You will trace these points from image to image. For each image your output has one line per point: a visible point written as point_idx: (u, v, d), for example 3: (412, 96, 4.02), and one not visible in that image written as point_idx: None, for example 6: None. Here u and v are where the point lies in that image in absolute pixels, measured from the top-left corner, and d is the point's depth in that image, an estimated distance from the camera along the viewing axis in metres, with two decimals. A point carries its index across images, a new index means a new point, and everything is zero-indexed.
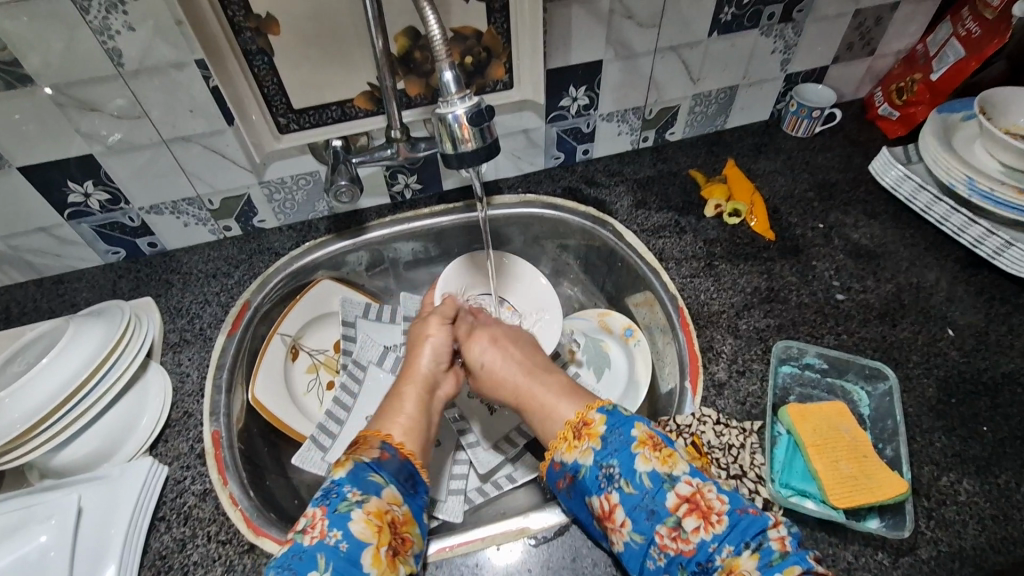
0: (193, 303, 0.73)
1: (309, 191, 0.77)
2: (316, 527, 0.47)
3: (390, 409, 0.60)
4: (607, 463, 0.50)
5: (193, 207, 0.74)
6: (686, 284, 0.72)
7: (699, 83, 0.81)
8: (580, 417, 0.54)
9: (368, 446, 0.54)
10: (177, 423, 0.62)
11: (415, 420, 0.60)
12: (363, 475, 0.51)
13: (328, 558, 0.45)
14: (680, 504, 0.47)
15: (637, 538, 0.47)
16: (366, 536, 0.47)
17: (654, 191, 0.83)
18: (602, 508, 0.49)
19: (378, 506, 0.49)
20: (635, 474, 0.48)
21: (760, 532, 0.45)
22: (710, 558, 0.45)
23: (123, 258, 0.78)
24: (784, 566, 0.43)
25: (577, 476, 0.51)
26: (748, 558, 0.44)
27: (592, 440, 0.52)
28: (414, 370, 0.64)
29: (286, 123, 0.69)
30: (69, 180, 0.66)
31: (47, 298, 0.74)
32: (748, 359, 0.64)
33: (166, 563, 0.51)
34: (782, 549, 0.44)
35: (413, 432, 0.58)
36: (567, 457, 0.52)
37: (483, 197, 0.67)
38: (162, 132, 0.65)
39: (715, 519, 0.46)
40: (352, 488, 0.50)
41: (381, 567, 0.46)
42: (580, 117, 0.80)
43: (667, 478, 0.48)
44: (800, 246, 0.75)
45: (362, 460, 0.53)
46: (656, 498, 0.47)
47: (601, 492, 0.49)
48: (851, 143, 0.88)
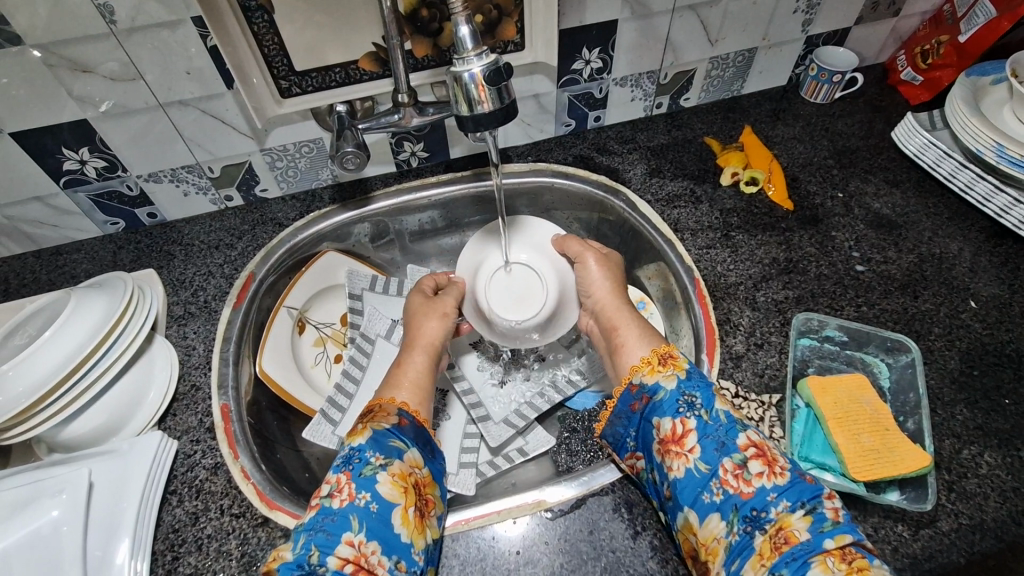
0: (196, 276, 0.71)
1: (313, 158, 0.74)
2: (344, 491, 0.46)
3: (396, 375, 0.61)
4: (690, 391, 0.50)
5: (193, 175, 0.72)
6: (702, 256, 0.70)
7: (717, 45, 0.78)
8: (667, 349, 0.55)
9: (386, 413, 0.53)
10: (185, 397, 0.60)
11: (421, 383, 0.60)
12: (386, 440, 0.50)
13: (360, 519, 0.44)
14: (749, 445, 0.46)
15: (701, 467, 0.46)
16: (394, 497, 0.46)
17: (668, 158, 0.80)
18: (673, 431, 0.49)
19: (403, 469, 0.49)
20: (715, 407, 0.49)
21: (815, 497, 0.43)
22: (764, 508, 0.43)
23: (123, 229, 0.76)
24: (836, 533, 0.40)
25: (654, 397, 0.51)
26: (801, 519, 0.42)
27: (678, 369, 0.52)
28: (417, 336, 0.65)
29: (287, 86, 0.66)
30: (63, 147, 0.63)
31: (46, 270, 0.72)
32: (766, 332, 0.62)
33: (179, 536, 0.51)
34: (835, 518, 0.41)
35: (419, 393, 0.59)
36: (648, 379, 0.53)
37: (497, 164, 0.63)
38: (158, 96, 0.62)
39: (778, 471, 0.45)
40: (376, 453, 0.48)
41: (409, 527, 0.46)
42: (593, 81, 0.77)
43: (742, 423, 0.49)
44: (819, 216, 0.73)
45: (383, 426, 0.51)
46: (729, 433, 0.47)
47: (677, 415, 0.49)
48: (872, 109, 0.85)
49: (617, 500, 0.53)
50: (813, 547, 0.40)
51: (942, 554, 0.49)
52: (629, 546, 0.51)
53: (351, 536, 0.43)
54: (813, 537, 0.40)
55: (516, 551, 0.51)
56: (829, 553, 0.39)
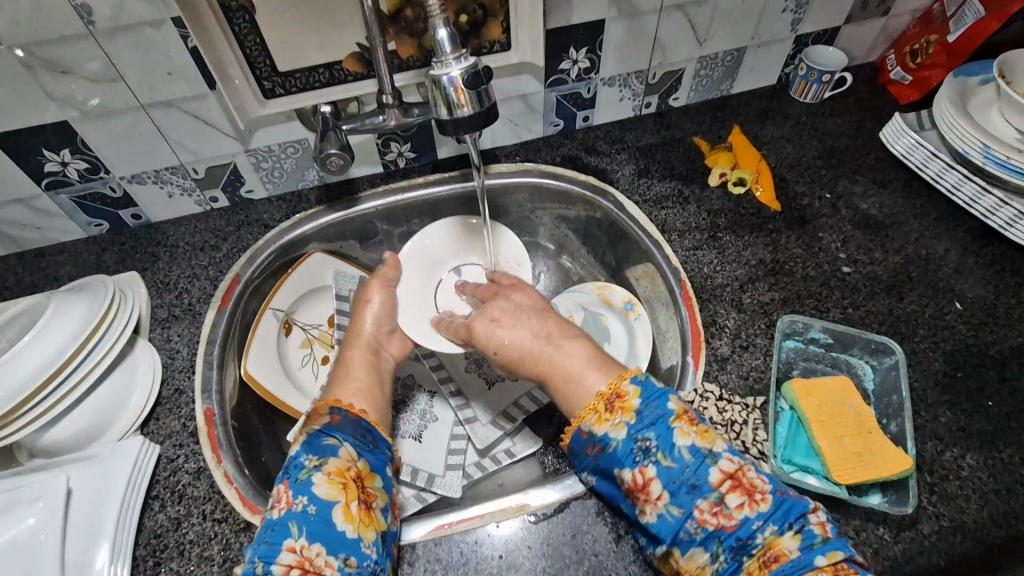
0: (180, 278, 0.71)
1: (298, 159, 0.74)
2: (282, 500, 0.46)
3: (339, 374, 0.61)
4: (643, 435, 0.47)
5: (177, 176, 0.71)
6: (688, 257, 0.70)
7: (705, 44, 0.78)
8: (614, 389, 0.51)
9: (318, 415, 0.54)
10: (168, 401, 0.60)
11: (364, 382, 0.61)
12: (319, 441, 0.50)
13: (300, 524, 0.44)
14: (723, 480, 0.45)
15: (674, 511, 0.45)
16: (332, 496, 0.46)
17: (656, 158, 0.80)
18: (636, 480, 0.47)
19: (338, 464, 0.48)
20: (673, 447, 0.46)
21: (802, 515, 0.44)
22: (750, 535, 0.43)
23: (107, 231, 0.75)
24: (827, 549, 0.41)
25: (607, 448, 0.49)
26: (790, 538, 0.42)
27: (625, 413, 0.49)
28: (357, 335, 0.66)
29: (270, 87, 0.65)
30: (43, 148, 0.63)
31: (29, 273, 0.72)
32: (751, 334, 0.62)
33: (161, 542, 0.51)
34: (825, 533, 0.42)
35: (365, 395, 0.59)
36: (597, 429, 0.49)
37: (480, 167, 0.63)
38: (139, 97, 0.61)
39: (759, 498, 0.44)
40: (308, 456, 0.48)
41: (354, 522, 0.46)
42: (580, 81, 0.76)
43: (709, 453, 0.46)
44: (806, 217, 0.73)
45: (314, 429, 0.52)
46: (697, 473, 0.45)
47: (635, 465, 0.47)
48: (861, 109, 0.85)
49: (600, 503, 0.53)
50: (806, 564, 0.40)
51: (923, 556, 0.49)
52: (611, 550, 0.51)
53: (292, 542, 0.43)
54: (804, 555, 0.41)
55: (499, 555, 0.51)
56: (823, 569, 0.40)
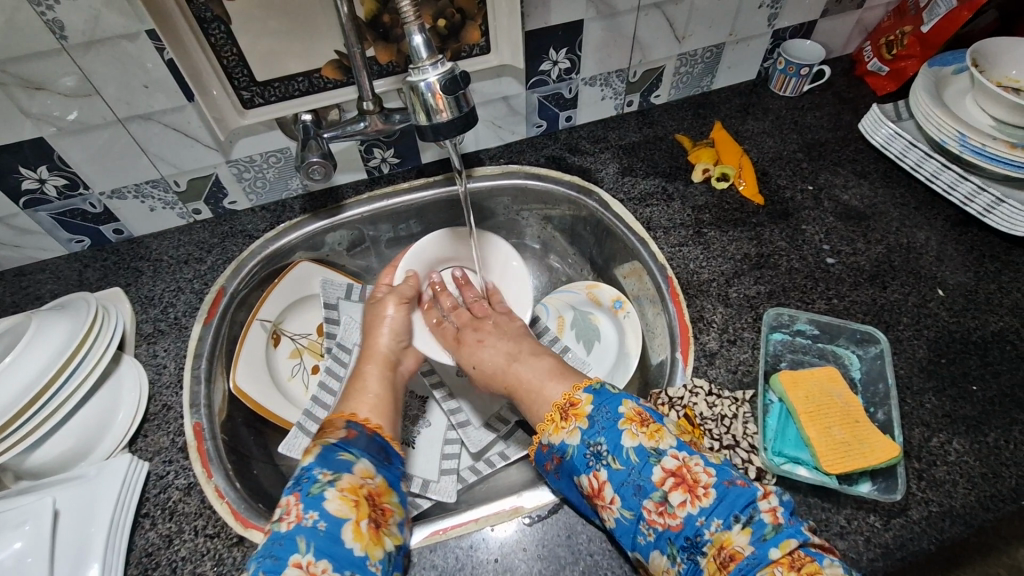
0: (165, 292, 0.70)
1: (281, 169, 0.73)
2: (292, 513, 0.46)
3: (356, 388, 0.62)
4: (595, 440, 0.49)
5: (158, 189, 0.70)
6: (675, 253, 0.70)
7: (684, 42, 0.78)
8: (568, 398, 0.53)
9: (335, 428, 0.54)
10: (156, 417, 0.60)
11: (378, 396, 0.61)
12: (333, 455, 0.50)
13: (308, 539, 0.44)
14: (665, 478, 0.46)
15: (627, 514, 0.46)
16: (343, 513, 0.46)
17: (640, 156, 0.80)
18: (592, 485, 0.48)
19: (351, 481, 0.49)
20: (622, 450, 0.48)
21: (749, 504, 0.43)
22: (698, 532, 0.43)
23: (88, 247, 0.74)
24: (779, 539, 0.41)
25: (564, 456, 0.50)
26: (740, 533, 0.43)
27: (579, 419, 0.51)
28: (372, 351, 0.66)
29: (250, 97, 0.65)
30: (20, 166, 0.62)
31: (10, 292, 0.71)
32: (739, 328, 0.63)
33: (153, 560, 0.50)
34: (774, 521, 0.43)
35: (378, 408, 0.60)
36: (555, 439, 0.51)
37: (462, 170, 0.63)
38: (117, 111, 0.61)
39: (702, 492, 0.45)
40: (322, 469, 0.48)
41: (363, 540, 0.46)
42: (562, 82, 0.76)
43: (654, 452, 0.47)
44: (789, 210, 0.73)
45: (330, 442, 0.52)
46: (642, 473, 0.46)
47: (589, 470, 0.48)
48: (840, 101, 0.86)
49: None
50: (759, 561, 0.41)
51: (913, 542, 0.49)
52: (607, 549, 0.51)
53: (298, 557, 0.43)
54: (755, 550, 0.41)
55: (495, 559, 0.51)
56: (777, 563, 0.41)
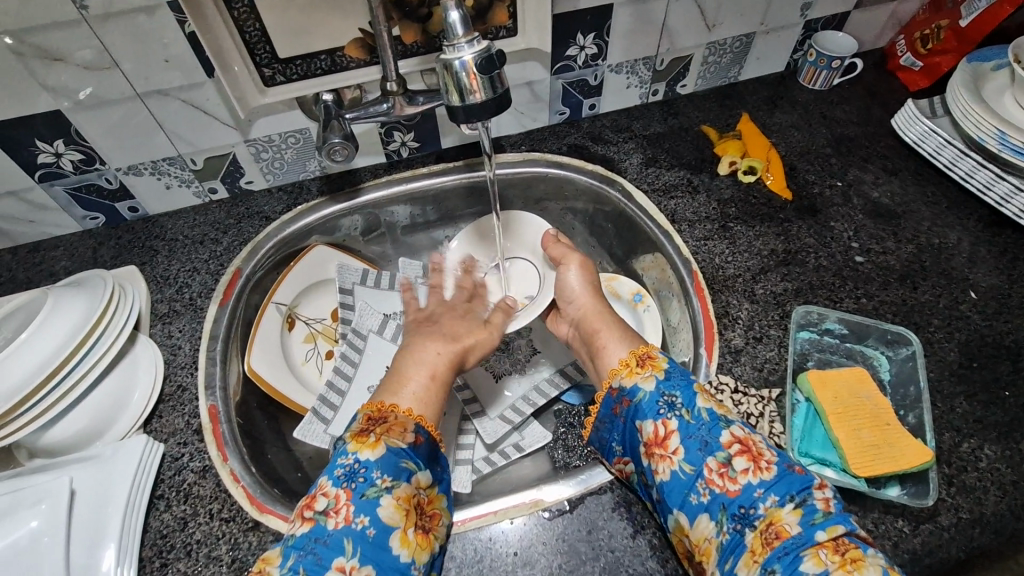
0: (180, 272, 0.69)
1: (299, 149, 0.72)
2: (341, 512, 0.45)
3: (402, 373, 0.58)
4: (670, 392, 0.49)
5: (174, 167, 0.69)
6: (699, 247, 0.68)
7: (714, 30, 0.76)
8: (645, 350, 0.54)
9: (402, 430, 0.50)
10: (170, 398, 0.59)
11: (427, 381, 0.57)
12: (396, 461, 0.47)
13: (355, 543, 0.43)
14: (732, 443, 0.46)
15: (686, 469, 0.46)
16: (394, 521, 0.45)
17: (665, 147, 0.78)
18: (656, 433, 0.48)
19: (407, 491, 0.47)
20: (695, 405, 0.48)
21: (804, 489, 0.43)
22: (753, 504, 0.43)
23: (103, 224, 0.73)
24: (827, 524, 0.41)
25: (633, 399, 0.51)
26: (791, 513, 0.42)
27: (656, 370, 0.52)
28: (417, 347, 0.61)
29: (271, 75, 0.63)
30: (37, 139, 0.61)
31: (24, 267, 0.70)
32: (765, 325, 0.61)
33: (167, 542, 0.50)
34: (826, 508, 0.42)
35: (427, 395, 0.56)
36: (627, 382, 0.52)
37: (492, 153, 0.60)
38: (136, 85, 0.59)
39: (764, 466, 0.44)
40: (382, 474, 0.46)
41: (409, 548, 0.45)
42: (587, 68, 0.75)
43: (724, 419, 0.48)
44: (817, 206, 0.72)
45: (395, 444, 0.49)
46: (711, 432, 0.47)
47: (657, 417, 0.48)
48: (871, 96, 0.84)
49: (615, 499, 0.52)
50: (805, 541, 0.40)
51: (942, 549, 0.48)
52: (628, 545, 0.50)
53: (342, 561, 0.42)
54: (803, 531, 0.41)
55: (513, 552, 0.50)
56: (822, 545, 0.40)
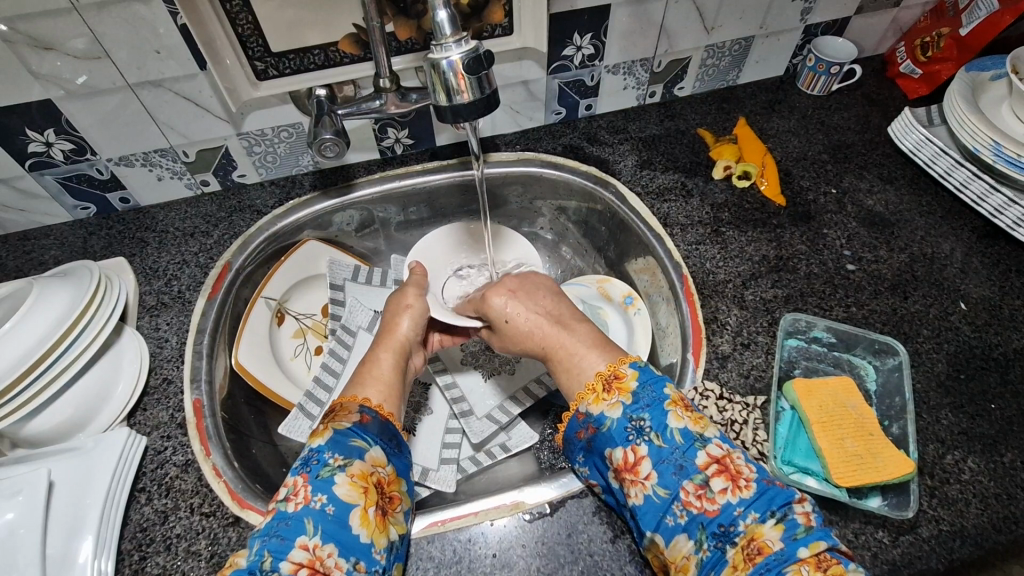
0: (170, 264, 0.69)
1: (292, 144, 0.72)
2: (299, 494, 0.45)
3: (367, 373, 0.59)
4: (638, 416, 0.48)
5: (166, 159, 0.69)
6: (691, 252, 0.68)
7: (712, 33, 0.76)
8: (612, 369, 0.52)
9: (346, 411, 0.51)
10: (156, 391, 0.59)
11: (390, 383, 0.58)
12: (346, 440, 0.48)
13: (315, 522, 0.43)
14: (709, 463, 0.45)
15: (660, 492, 0.45)
16: (352, 498, 0.45)
17: (660, 150, 0.78)
18: (626, 459, 0.47)
19: (363, 468, 0.47)
20: (666, 428, 0.47)
21: (786, 503, 0.43)
22: (732, 522, 0.43)
23: (94, 214, 0.73)
24: (810, 540, 0.40)
25: (600, 428, 0.49)
26: (772, 528, 0.42)
27: (622, 394, 0.50)
28: (392, 335, 0.62)
29: (263, 68, 0.63)
30: (27, 128, 0.61)
31: (13, 256, 0.70)
32: (753, 332, 0.61)
33: (147, 536, 0.50)
34: (807, 523, 0.42)
35: (389, 395, 0.57)
36: (594, 409, 0.50)
37: (479, 154, 0.59)
38: (127, 76, 0.59)
39: (743, 484, 0.44)
40: (335, 453, 0.47)
41: (369, 527, 0.45)
42: (584, 68, 0.74)
43: (699, 437, 0.47)
44: (811, 213, 0.71)
45: (342, 426, 0.49)
46: (686, 454, 0.46)
47: (627, 443, 0.48)
48: (869, 102, 0.84)
49: (597, 503, 0.52)
50: (787, 557, 0.40)
51: (922, 561, 0.48)
52: (607, 550, 0.50)
53: (305, 539, 0.42)
54: (786, 547, 0.40)
55: (493, 554, 0.50)
56: (804, 561, 0.39)
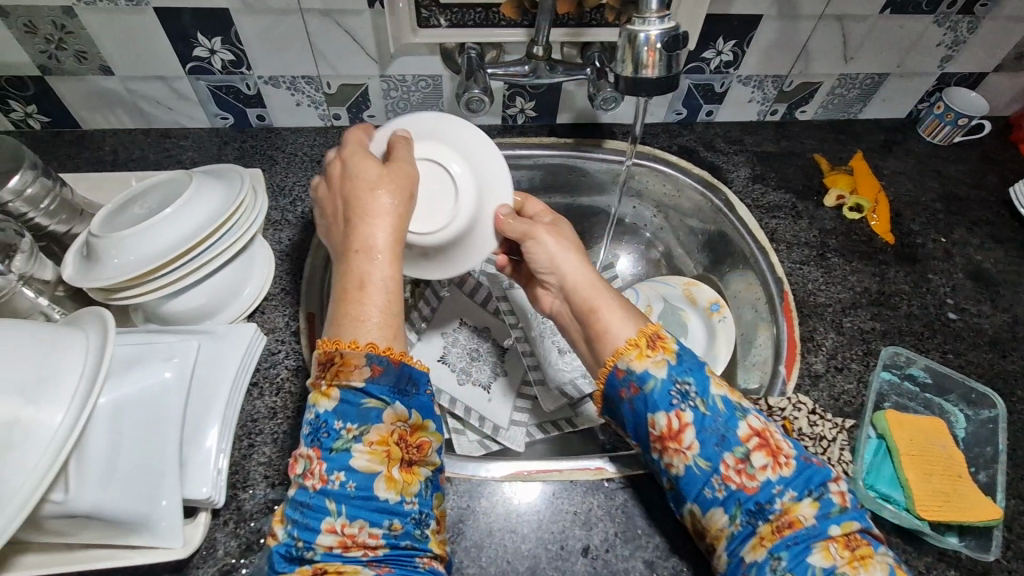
0: (295, 185, 0.72)
1: (426, 95, 0.75)
2: (315, 472, 0.41)
3: (350, 297, 0.45)
4: (682, 379, 0.48)
5: (310, 87, 0.72)
6: (794, 270, 0.69)
7: (849, 63, 0.76)
8: (653, 329, 0.51)
9: (350, 366, 0.42)
10: (274, 298, 0.62)
11: (386, 301, 0.46)
12: (356, 403, 0.42)
13: (338, 500, 0.41)
14: (750, 437, 0.46)
15: (701, 464, 0.46)
16: (373, 468, 0.41)
17: (774, 168, 0.79)
18: (671, 425, 0.47)
19: (380, 432, 0.42)
20: (709, 395, 0.48)
21: (823, 483, 0.45)
22: (770, 500, 0.44)
23: (230, 126, 0.77)
24: (843, 519, 0.43)
25: (643, 387, 0.48)
26: (808, 505, 0.43)
27: (667, 353, 0.49)
28: (359, 239, 0.47)
29: (427, 16, 0.64)
30: (198, 32, 0.65)
31: (153, 150, 0.74)
32: (847, 358, 0.62)
33: (257, 426, 0.53)
34: (842, 502, 0.44)
35: (391, 320, 0.46)
36: (636, 366, 0.49)
37: (634, 137, 0.67)
38: (302, 1, 0.63)
39: (783, 461, 0.45)
40: (346, 423, 0.42)
41: (398, 488, 0.42)
42: (717, 74, 0.75)
43: (739, 408, 0.48)
44: (917, 256, 0.71)
45: (351, 385, 0.42)
46: (727, 424, 0.46)
47: (670, 409, 0.47)
48: (989, 161, 0.83)
49: None
50: (818, 533, 0.42)
51: None
52: (682, 530, 0.52)
53: (331, 521, 0.40)
54: (819, 523, 0.42)
55: (574, 510, 0.52)
56: (834, 539, 0.42)
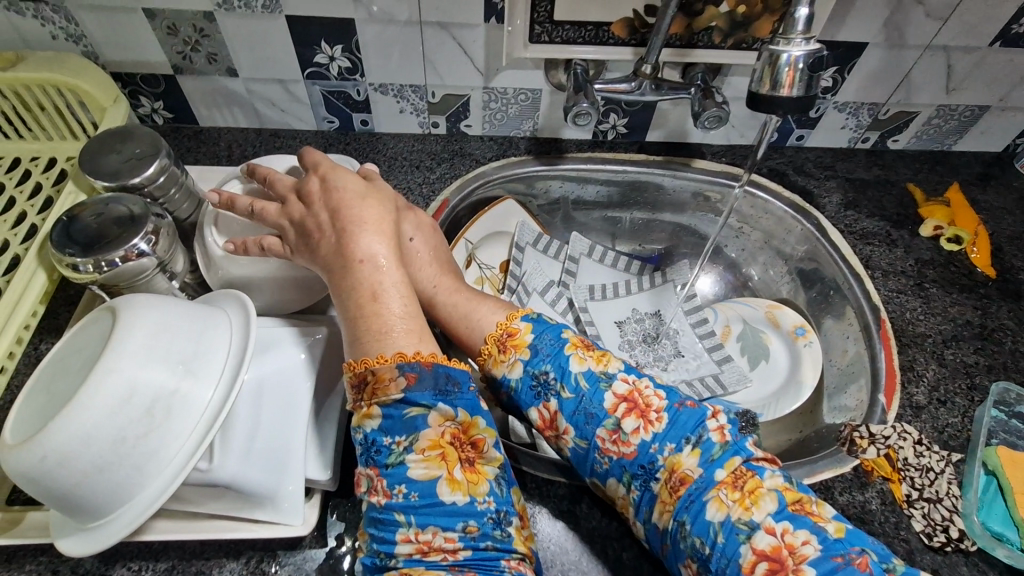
0: (396, 188, 0.75)
1: (524, 107, 0.77)
2: (378, 488, 0.42)
3: (375, 316, 0.46)
4: (539, 369, 0.50)
5: (416, 95, 0.76)
6: (891, 298, 0.69)
7: (951, 94, 0.76)
8: (503, 326, 0.52)
9: (385, 381, 0.43)
10: None
11: (408, 315, 0.47)
12: (400, 414, 0.43)
13: (404, 511, 0.41)
14: (618, 406, 0.49)
15: (581, 443, 0.50)
16: (432, 473, 0.42)
17: (867, 195, 0.78)
18: (543, 417, 0.51)
19: (431, 436, 0.42)
20: (569, 377, 0.50)
21: (699, 425, 0.48)
22: (653, 459, 0.47)
23: (334, 129, 0.80)
24: (724, 459, 0.46)
25: (509, 389, 0.52)
26: (689, 455, 0.46)
27: (518, 351, 0.51)
28: (370, 258, 0.48)
29: (539, 32, 0.67)
30: (322, 39, 0.69)
31: (265, 148, 0.78)
32: (950, 391, 0.61)
33: None
34: (721, 439, 0.47)
35: (420, 331, 0.47)
36: (496, 371, 0.52)
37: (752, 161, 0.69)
38: (422, 14, 0.66)
39: (654, 418, 0.48)
40: (394, 436, 0.43)
41: (462, 488, 0.42)
42: (814, 99, 0.76)
43: (602, 377, 0.50)
44: (1022, 292, 0.70)
45: (389, 400, 0.43)
46: (593, 401, 0.49)
47: (539, 402, 0.51)
48: None
49: None
50: (706, 483, 0.45)
51: None
52: None
53: (404, 531, 0.41)
54: (704, 472, 0.45)
55: None
56: (721, 483, 0.45)
